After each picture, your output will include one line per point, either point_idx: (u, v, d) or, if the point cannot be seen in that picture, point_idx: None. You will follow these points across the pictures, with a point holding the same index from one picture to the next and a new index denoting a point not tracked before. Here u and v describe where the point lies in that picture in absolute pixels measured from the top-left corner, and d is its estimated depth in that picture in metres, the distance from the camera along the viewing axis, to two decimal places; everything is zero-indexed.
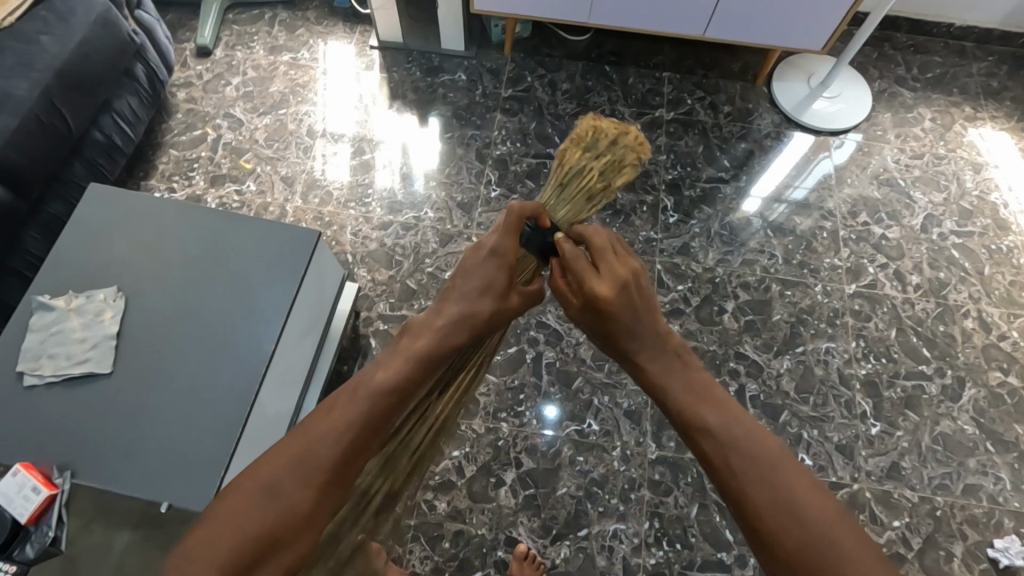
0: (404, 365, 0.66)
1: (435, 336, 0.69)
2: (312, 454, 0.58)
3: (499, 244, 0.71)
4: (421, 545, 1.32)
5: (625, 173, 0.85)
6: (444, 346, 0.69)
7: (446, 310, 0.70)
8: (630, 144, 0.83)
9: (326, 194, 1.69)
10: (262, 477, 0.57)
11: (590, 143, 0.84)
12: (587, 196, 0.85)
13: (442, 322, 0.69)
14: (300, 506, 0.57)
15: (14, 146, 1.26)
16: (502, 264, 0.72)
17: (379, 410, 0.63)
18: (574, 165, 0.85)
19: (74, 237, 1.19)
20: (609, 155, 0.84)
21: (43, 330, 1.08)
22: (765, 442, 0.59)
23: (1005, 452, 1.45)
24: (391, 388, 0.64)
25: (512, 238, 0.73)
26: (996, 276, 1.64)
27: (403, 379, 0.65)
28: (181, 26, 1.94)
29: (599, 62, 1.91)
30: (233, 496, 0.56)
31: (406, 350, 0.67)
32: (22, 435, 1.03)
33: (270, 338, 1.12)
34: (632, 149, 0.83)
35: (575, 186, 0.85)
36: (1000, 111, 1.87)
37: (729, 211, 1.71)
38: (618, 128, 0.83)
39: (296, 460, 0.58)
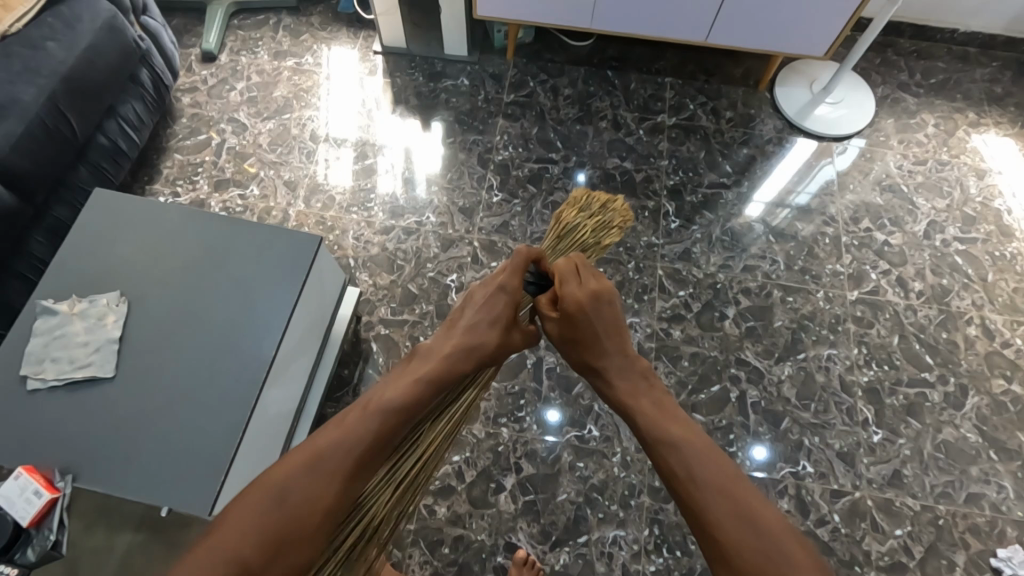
0: (414, 384, 0.68)
1: (443, 360, 0.71)
2: (324, 459, 0.59)
3: (507, 282, 0.77)
4: (421, 550, 1.33)
5: (613, 236, 0.97)
6: (453, 370, 0.71)
7: (455, 338, 0.73)
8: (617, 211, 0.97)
9: (328, 199, 1.70)
10: (280, 479, 0.57)
11: (584, 206, 0.96)
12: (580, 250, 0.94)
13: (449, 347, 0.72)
14: (313, 513, 0.57)
15: (21, 152, 1.27)
16: (509, 300, 0.76)
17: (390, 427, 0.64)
18: (572, 221, 0.94)
19: (79, 242, 1.20)
20: (599, 216, 0.96)
21: (47, 334, 1.09)
22: (718, 457, 0.60)
23: (1008, 460, 1.44)
24: (402, 408, 0.66)
25: (518, 277, 0.78)
26: (999, 283, 1.64)
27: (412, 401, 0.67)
28: (187, 31, 1.96)
29: (601, 67, 1.91)
30: (249, 495, 0.56)
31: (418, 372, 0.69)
32: (24, 439, 1.04)
33: (270, 344, 1.13)
34: (619, 214, 0.97)
35: (572, 240, 0.94)
36: (1003, 117, 1.86)
37: (731, 217, 1.71)
38: (608, 197, 0.97)
39: (310, 467, 0.58)
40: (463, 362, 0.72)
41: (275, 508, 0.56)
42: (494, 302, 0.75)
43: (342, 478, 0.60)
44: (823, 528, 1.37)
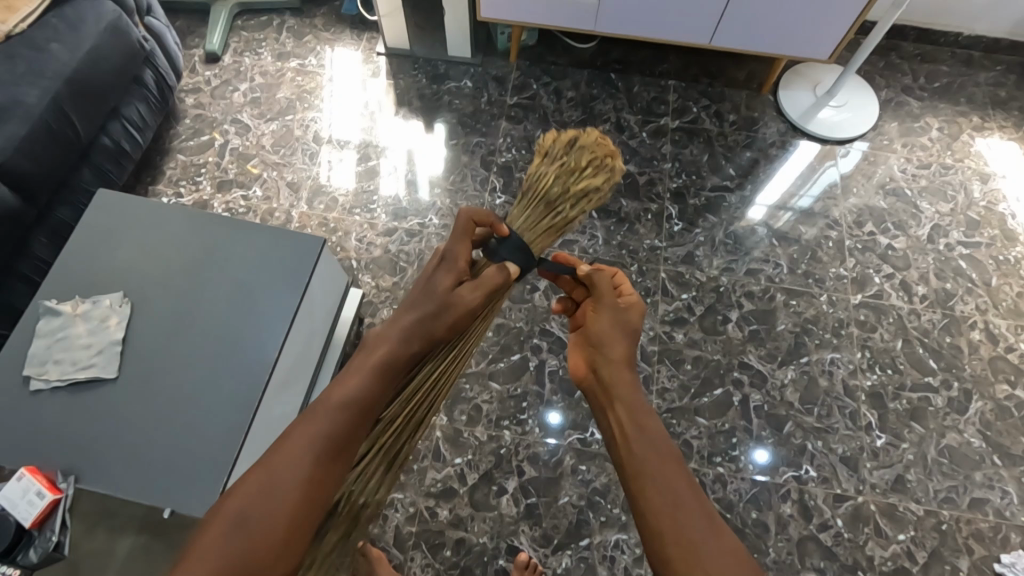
0: (358, 384, 0.70)
1: (388, 347, 0.74)
2: (278, 483, 0.62)
3: (452, 251, 0.80)
4: (422, 553, 1.32)
5: (586, 178, 0.86)
6: (402, 352, 0.74)
7: (399, 321, 0.75)
8: (610, 163, 0.85)
9: (331, 201, 1.70)
10: (237, 505, 0.60)
11: (563, 158, 0.87)
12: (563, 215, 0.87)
13: (395, 332, 0.74)
14: (276, 526, 0.61)
15: (25, 153, 1.27)
16: (453, 272, 0.79)
17: (341, 427, 0.68)
18: (553, 184, 0.87)
19: (83, 244, 1.20)
20: (589, 168, 0.86)
21: (50, 335, 1.09)
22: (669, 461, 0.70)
23: (1012, 465, 1.44)
24: (351, 404, 0.69)
25: (464, 246, 0.81)
26: (1003, 287, 1.63)
27: (361, 396, 0.70)
28: (190, 32, 1.96)
29: (605, 70, 1.91)
30: (211, 525, 0.59)
31: (369, 365, 0.72)
32: (27, 439, 1.04)
33: (273, 346, 1.13)
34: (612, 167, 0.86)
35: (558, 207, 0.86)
36: (1007, 121, 1.86)
37: (734, 220, 1.70)
38: (598, 142, 0.85)
39: (265, 485, 0.62)
40: (408, 343, 0.75)
41: (235, 532, 0.59)
42: (438, 277, 0.79)
43: (300, 491, 0.63)
44: (826, 533, 1.37)
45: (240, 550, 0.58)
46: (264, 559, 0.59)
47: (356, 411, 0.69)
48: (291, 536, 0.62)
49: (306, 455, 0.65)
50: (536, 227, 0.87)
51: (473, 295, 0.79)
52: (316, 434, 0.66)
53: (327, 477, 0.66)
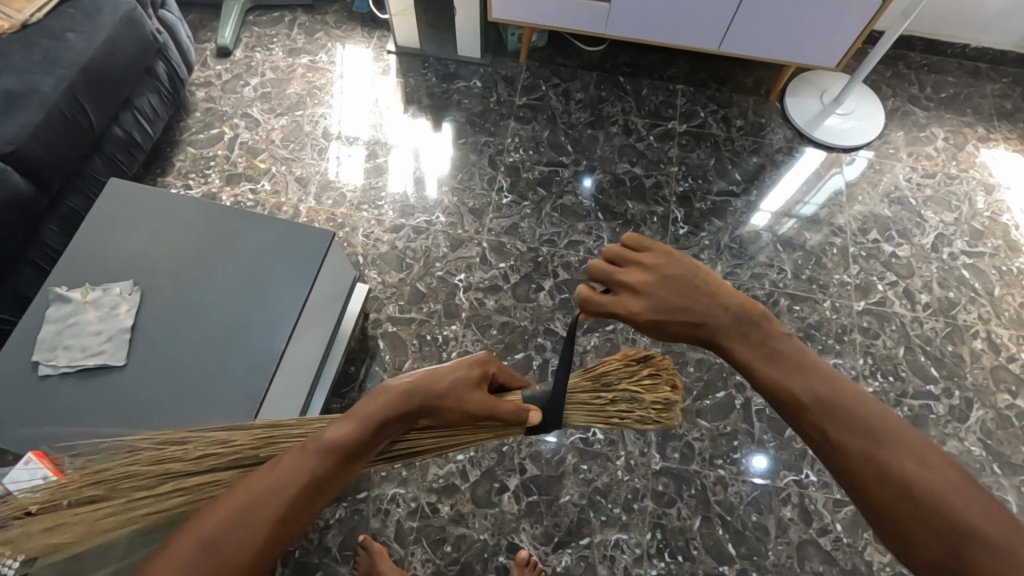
0: (352, 426, 0.70)
1: (385, 402, 0.73)
2: (253, 504, 0.63)
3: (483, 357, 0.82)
4: (423, 547, 1.33)
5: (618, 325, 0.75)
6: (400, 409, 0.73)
7: (403, 378, 0.76)
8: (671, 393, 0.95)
9: (339, 196, 1.71)
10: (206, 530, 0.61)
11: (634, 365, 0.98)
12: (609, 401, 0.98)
13: (396, 388, 0.74)
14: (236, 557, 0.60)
15: (40, 142, 1.28)
16: (473, 368, 0.80)
17: (320, 472, 0.67)
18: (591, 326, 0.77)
19: (94, 231, 1.21)
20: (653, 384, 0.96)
21: (60, 321, 1.10)
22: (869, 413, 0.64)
23: (1012, 474, 1.44)
24: (337, 449, 0.69)
25: (494, 363, 0.84)
26: (1006, 297, 1.64)
27: (346, 441, 0.69)
28: (203, 26, 1.97)
29: (613, 73, 1.92)
30: (183, 540, 0.61)
31: (361, 414, 0.72)
32: (35, 424, 1.04)
33: (280, 338, 1.13)
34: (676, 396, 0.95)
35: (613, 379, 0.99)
36: (1013, 133, 1.87)
37: (740, 225, 1.71)
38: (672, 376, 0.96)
39: (238, 508, 0.63)
40: (406, 400, 0.74)
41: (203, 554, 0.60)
42: (455, 362, 0.78)
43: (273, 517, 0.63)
44: (826, 537, 1.37)
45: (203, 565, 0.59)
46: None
47: (341, 457, 0.69)
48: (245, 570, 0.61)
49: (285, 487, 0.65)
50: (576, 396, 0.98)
51: (480, 399, 0.78)
52: (298, 470, 0.66)
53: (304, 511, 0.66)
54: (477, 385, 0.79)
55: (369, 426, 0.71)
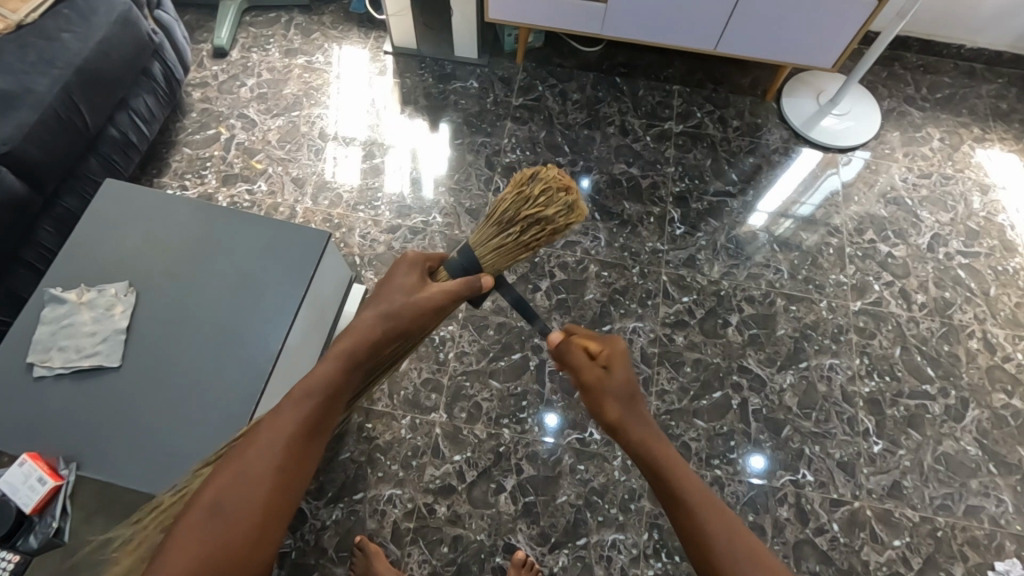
0: (331, 365, 0.72)
1: (354, 335, 0.75)
2: (250, 472, 0.64)
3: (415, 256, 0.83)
4: (420, 548, 1.33)
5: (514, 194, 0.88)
6: (369, 337, 0.75)
7: (364, 313, 0.77)
8: (570, 200, 0.86)
9: (336, 197, 1.71)
10: (209, 505, 0.62)
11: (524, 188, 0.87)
12: (519, 237, 0.87)
13: (362, 323, 0.76)
14: (247, 519, 0.61)
15: (34, 142, 1.28)
16: (415, 272, 0.81)
17: (311, 411, 0.69)
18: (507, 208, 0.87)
19: (90, 232, 1.21)
20: (546, 201, 0.86)
21: (54, 322, 1.10)
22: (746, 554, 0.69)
23: (1007, 474, 1.45)
24: (321, 389, 0.70)
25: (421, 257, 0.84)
26: (1002, 297, 1.64)
27: (327, 380, 0.71)
28: (199, 26, 1.97)
29: (610, 73, 1.92)
30: (186, 521, 0.61)
31: (337, 349, 0.73)
32: (30, 425, 1.04)
33: (276, 338, 1.13)
34: (573, 198, 0.86)
35: (510, 212, 0.87)
36: (1008, 133, 1.87)
37: (736, 225, 1.71)
38: (561, 181, 0.86)
39: (233, 477, 0.63)
40: (373, 329, 0.75)
41: (210, 521, 0.61)
42: (396, 277, 0.80)
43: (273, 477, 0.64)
44: (822, 537, 1.37)
45: (216, 539, 0.60)
46: (228, 568, 0.59)
47: (325, 395, 0.71)
48: (260, 539, 0.62)
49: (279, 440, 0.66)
50: (489, 245, 0.88)
51: (436, 289, 0.80)
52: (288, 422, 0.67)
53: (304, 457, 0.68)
54: (423, 285, 0.81)
55: (345, 359, 0.73)
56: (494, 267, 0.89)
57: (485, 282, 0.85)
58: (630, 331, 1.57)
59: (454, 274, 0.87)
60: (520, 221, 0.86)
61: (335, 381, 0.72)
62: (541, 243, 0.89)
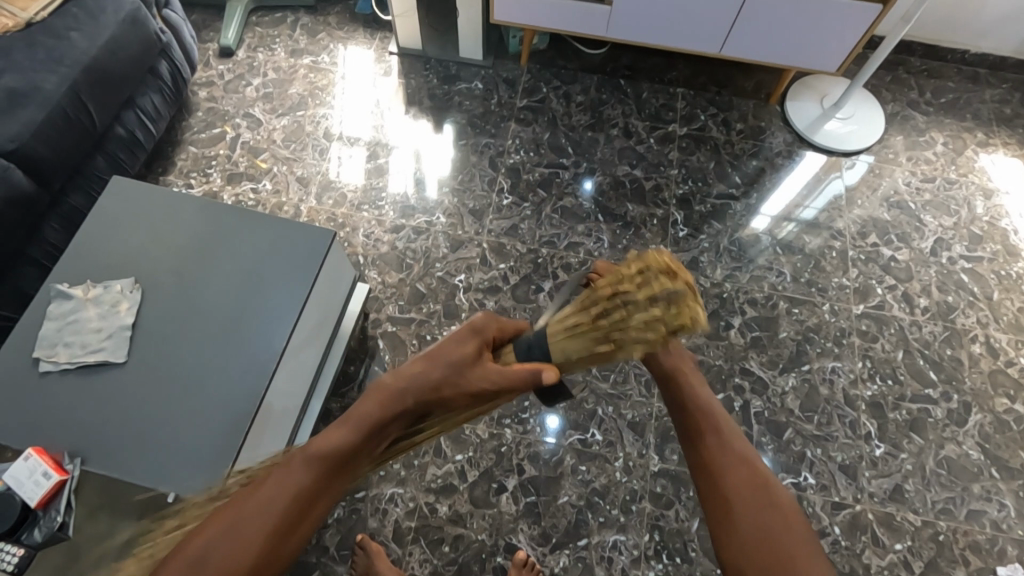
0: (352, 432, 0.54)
1: (380, 398, 0.56)
2: (242, 527, 0.48)
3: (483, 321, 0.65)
4: (421, 548, 1.33)
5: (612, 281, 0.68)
6: (400, 404, 0.56)
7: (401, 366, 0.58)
8: (677, 286, 0.63)
9: (340, 196, 1.72)
10: (192, 555, 0.47)
11: (626, 272, 0.67)
12: (598, 317, 0.67)
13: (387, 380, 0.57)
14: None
15: (42, 140, 1.29)
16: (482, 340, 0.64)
17: (317, 481, 0.52)
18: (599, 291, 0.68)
19: (97, 228, 1.21)
20: (645, 284, 0.64)
21: (60, 318, 1.10)
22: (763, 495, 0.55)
23: (1009, 478, 1.44)
24: (334, 458, 0.53)
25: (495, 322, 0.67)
26: (1005, 301, 1.64)
27: (344, 448, 0.54)
28: (205, 26, 1.98)
29: (614, 76, 1.93)
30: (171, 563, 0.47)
31: (351, 415, 0.55)
32: (35, 420, 1.04)
33: (281, 336, 1.14)
34: (683, 288, 0.63)
35: (601, 289, 0.68)
36: (1012, 138, 1.87)
37: (739, 228, 1.72)
38: (666, 263, 0.65)
39: (225, 530, 0.48)
40: (403, 399, 0.56)
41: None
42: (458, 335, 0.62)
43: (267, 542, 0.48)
44: (823, 540, 1.37)
45: None
46: None
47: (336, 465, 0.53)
48: None
49: (276, 500, 0.50)
50: (565, 333, 0.69)
51: (498, 377, 0.62)
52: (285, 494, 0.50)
53: (306, 525, 0.51)
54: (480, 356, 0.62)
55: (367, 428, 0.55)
56: (566, 355, 0.69)
57: (545, 377, 0.64)
58: None
59: (523, 357, 0.68)
60: (607, 301, 0.67)
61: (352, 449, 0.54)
62: (632, 342, 0.64)
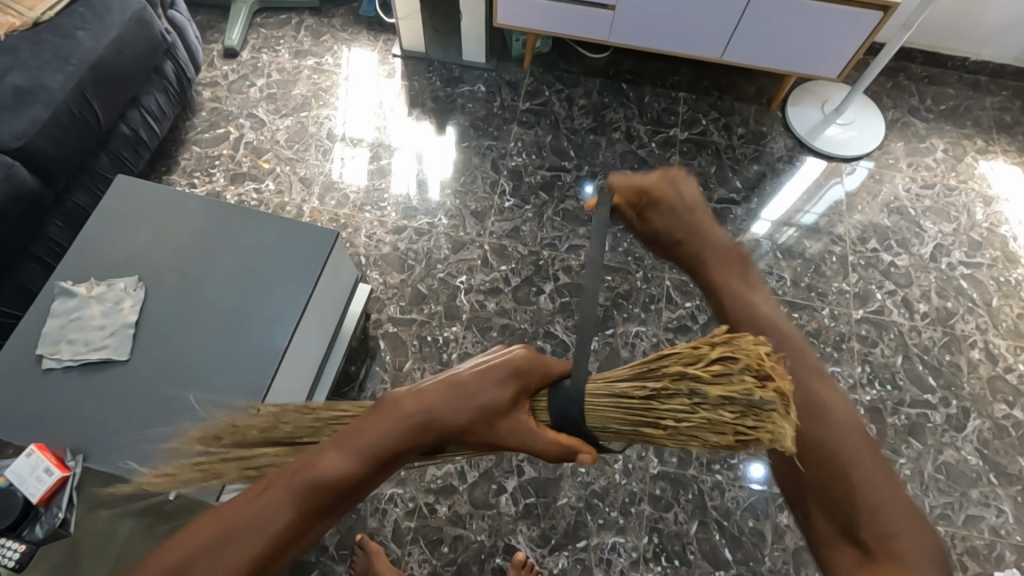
0: (351, 460, 0.49)
1: (395, 431, 0.50)
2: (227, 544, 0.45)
3: (529, 363, 0.57)
4: (420, 548, 1.33)
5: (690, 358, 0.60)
6: (410, 442, 0.51)
7: (424, 395, 0.52)
8: (763, 398, 0.53)
9: (342, 197, 1.72)
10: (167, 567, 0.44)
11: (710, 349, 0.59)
12: (656, 397, 0.62)
13: (406, 409, 0.51)
14: None
15: (47, 137, 1.29)
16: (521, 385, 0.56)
17: (311, 510, 0.48)
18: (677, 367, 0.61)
19: (101, 226, 1.22)
20: (723, 376, 0.57)
21: (64, 315, 1.11)
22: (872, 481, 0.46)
23: (1008, 484, 1.45)
24: (331, 490, 0.48)
25: (541, 363, 0.58)
26: (1004, 308, 1.65)
27: (342, 479, 0.49)
28: (210, 27, 1.99)
29: (616, 80, 1.94)
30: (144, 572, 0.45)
31: (359, 441, 0.50)
32: (38, 417, 1.05)
33: (283, 335, 1.14)
34: (774, 400, 0.52)
35: (669, 361, 0.63)
36: (1012, 145, 1.88)
37: (740, 232, 1.72)
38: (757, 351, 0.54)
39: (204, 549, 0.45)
40: (418, 437, 0.51)
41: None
42: (496, 372, 0.55)
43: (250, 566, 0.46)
44: None
45: None
46: None
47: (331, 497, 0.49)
48: None
49: (268, 522, 0.47)
50: (615, 400, 0.62)
51: (525, 439, 0.55)
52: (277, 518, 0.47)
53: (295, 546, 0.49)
54: (517, 403, 0.55)
55: (375, 462, 0.50)
56: (606, 424, 0.61)
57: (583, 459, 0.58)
58: (633, 336, 1.57)
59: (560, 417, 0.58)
60: (675, 381, 0.61)
61: (354, 481, 0.49)
62: (685, 429, 0.60)
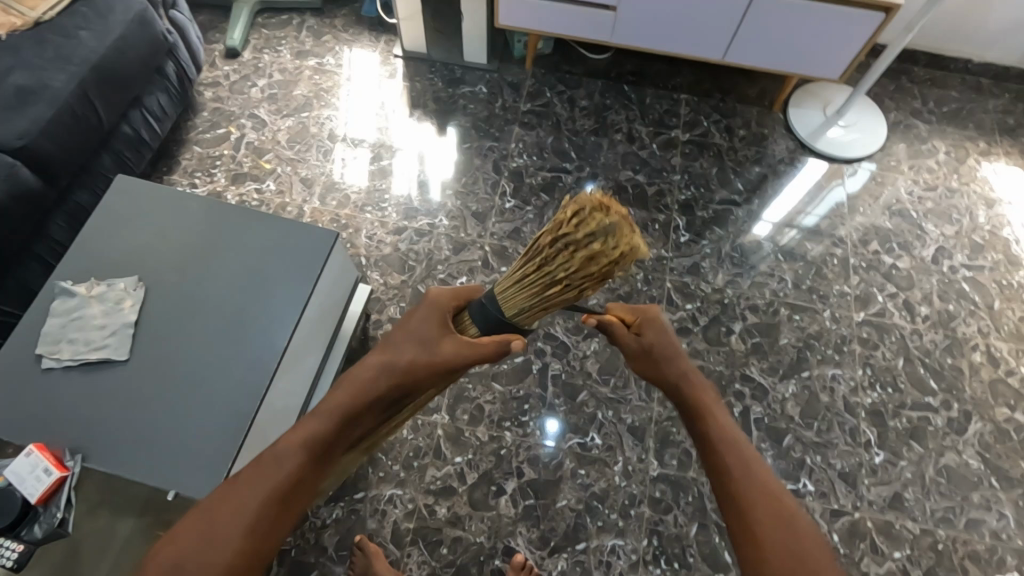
0: (330, 416, 0.64)
1: (358, 387, 0.66)
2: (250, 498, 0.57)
3: (439, 296, 0.75)
4: (419, 549, 1.33)
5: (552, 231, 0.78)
6: (373, 390, 0.66)
7: (375, 357, 0.68)
8: (608, 221, 0.73)
9: (343, 198, 1.72)
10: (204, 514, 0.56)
11: (567, 219, 0.76)
12: (543, 265, 0.78)
13: (362, 372, 0.67)
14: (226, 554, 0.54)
15: (49, 137, 1.29)
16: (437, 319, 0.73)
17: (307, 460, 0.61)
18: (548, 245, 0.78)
19: (101, 226, 1.22)
20: (581, 223, 0.75)
21: (64, 315, 1.11)
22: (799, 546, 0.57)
23: (1009, 488, 1.44)
24: (319, 441, 0.62)
25: (448, 295, 0.77)
26: (1006, 311, 1.64)
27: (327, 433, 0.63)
28: (212, 27, 1.99)
29: (618, 81, 1.94)
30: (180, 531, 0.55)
31: (329, 404, 0.65)
32: (38, 417, 1.05)
33: (283, 335, 1.14)
34: (619, 221, 0.74)
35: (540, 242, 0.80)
36: (1014, 148, 1.88)
37: (741, 234, 1.72)
38: (597, 200, 0.75)
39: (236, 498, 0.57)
40: (377, 382, 0.66)
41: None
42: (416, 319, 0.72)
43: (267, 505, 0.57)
44: None
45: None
46: None
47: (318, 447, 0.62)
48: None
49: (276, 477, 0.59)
50: (517, 288, 0.79)
51: (456, 350, 0.71)
52: (276, 472, 0.59)
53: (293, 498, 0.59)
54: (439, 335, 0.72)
55: (347, 412, 0.65)
56: (520, 306, 0.78)
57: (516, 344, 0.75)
58: None
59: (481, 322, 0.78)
60: (549, 250, 0.78)
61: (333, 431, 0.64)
62: (575, 276, 0.77)
